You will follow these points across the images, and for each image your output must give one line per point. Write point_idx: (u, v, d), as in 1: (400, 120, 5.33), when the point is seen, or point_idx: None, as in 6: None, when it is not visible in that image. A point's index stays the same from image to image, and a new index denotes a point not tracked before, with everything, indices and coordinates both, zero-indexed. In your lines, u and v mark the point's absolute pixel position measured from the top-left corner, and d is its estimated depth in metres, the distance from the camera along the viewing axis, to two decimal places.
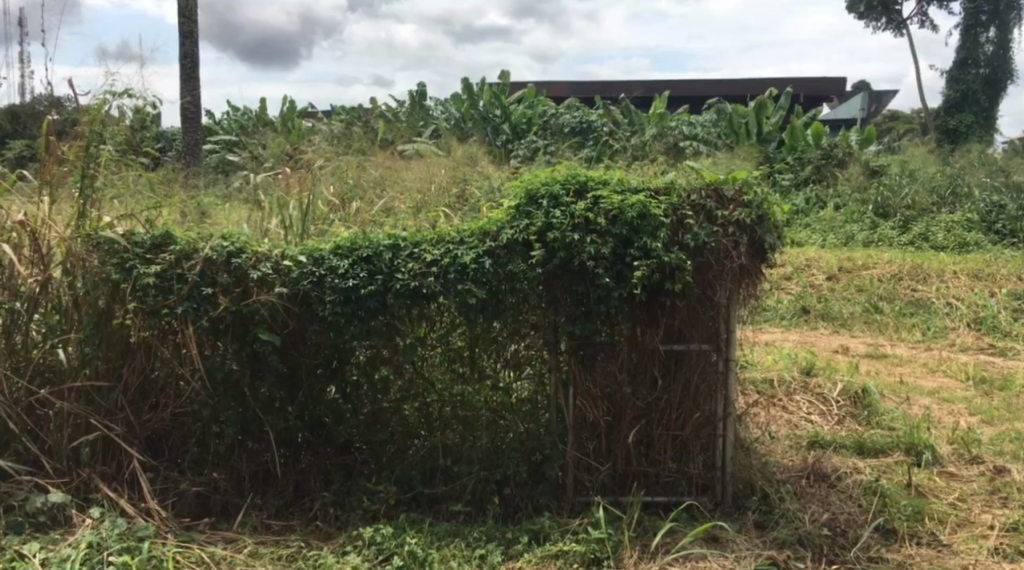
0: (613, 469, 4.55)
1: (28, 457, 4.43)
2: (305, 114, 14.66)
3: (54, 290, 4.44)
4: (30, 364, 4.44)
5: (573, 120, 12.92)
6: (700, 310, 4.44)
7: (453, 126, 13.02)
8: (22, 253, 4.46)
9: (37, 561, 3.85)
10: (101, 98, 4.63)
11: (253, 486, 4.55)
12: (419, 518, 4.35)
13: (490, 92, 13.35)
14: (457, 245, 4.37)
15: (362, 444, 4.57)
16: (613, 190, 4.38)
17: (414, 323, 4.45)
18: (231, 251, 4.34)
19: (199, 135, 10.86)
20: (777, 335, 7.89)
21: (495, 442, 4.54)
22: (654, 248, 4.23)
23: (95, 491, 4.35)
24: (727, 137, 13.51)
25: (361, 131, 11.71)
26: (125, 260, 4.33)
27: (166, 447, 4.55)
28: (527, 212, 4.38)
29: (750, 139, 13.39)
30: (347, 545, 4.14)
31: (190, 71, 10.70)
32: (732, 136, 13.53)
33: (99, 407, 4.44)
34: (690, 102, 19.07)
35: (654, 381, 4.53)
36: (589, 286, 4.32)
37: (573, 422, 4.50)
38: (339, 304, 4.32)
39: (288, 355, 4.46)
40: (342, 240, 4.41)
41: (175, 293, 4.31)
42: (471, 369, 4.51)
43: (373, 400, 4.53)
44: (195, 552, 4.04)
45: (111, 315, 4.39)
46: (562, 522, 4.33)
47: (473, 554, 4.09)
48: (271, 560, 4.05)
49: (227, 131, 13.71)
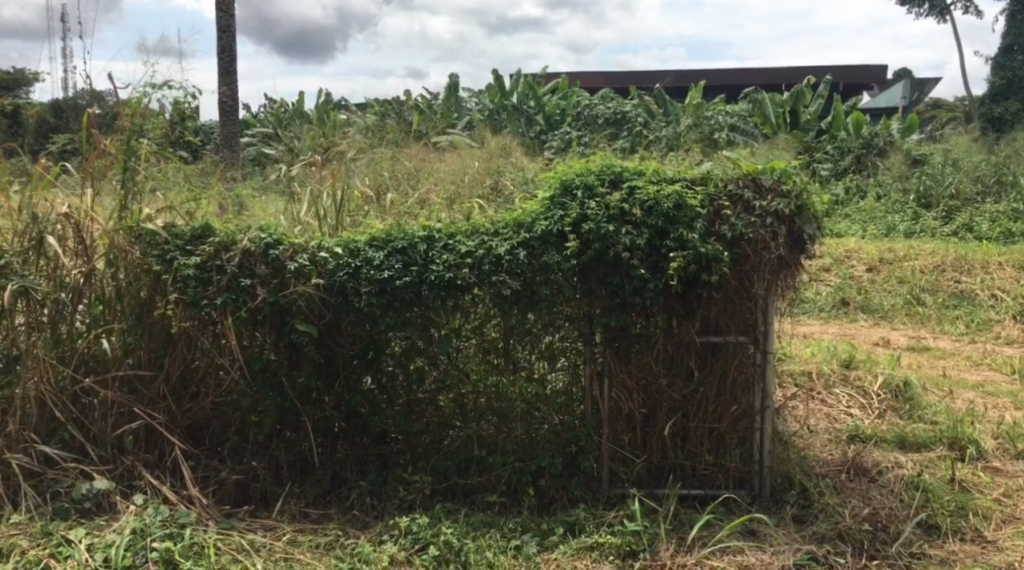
0: (648, 461, 4.53)
1: (73, 445, 4.48)
2: (340, 106, 14.74)
3: (97, 281, 4.50)
4: (74, 354, 4.49)
5: (608, 111, 12.76)
6: (738, 301, 4.40)
7: (487, 117, 13.01)
8: (66, 245, 4.53)
9: (83, 546, 3.90)
10: (141, 91, 4.73)
11: (292, 475, 4.60)
12: (455, 509, 4.38)
13: (525, 84, 13.33)
14: (491, 237, 4.37)
15: (398, 434, 4.60)
16: (649, 181, 4.34)
17: (449, 315, 4.45)
18: (268, 243, 4.37)
19: (237, 129, 10.94)
20: (816, 327, 7.80)
21: (530, 433, 4.55)
22: (690, 239, 4.20)
23: (138, 478, 4.41)
24: (755, 117, 13.14)
25: (397, 123, 11.74)
26: (166, 251, 4.40)
27: (207, 435, 4.59)
28: (562, 203, 4.35)
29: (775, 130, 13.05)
30: (384, 535, 4.17)
31: (229, 65, 10.83)
32: (760, 116, 13.13)
33: (142, 396, 4.50)
34: (726, 91, 18.86)
35: (690, 373, 4.49)
36: (625, 278, 4.31)
37: (608, 414, 4.49)
38: (375, 295, 4.34)
39: (325, 345, 4.49)
40: (378, 232, 4.43)
41: (214, 285, 4.35)
42: (506, 360, 4.51)
43: (409, 391, 4.55)
44: (236, 539, 4.09)
45: (153, 306, 4.44)
46: (598, 513, 4.33)
47: (509, 545, 4.09)
48: (309, 549, 4.09)
49: (264, 124, 13.83)
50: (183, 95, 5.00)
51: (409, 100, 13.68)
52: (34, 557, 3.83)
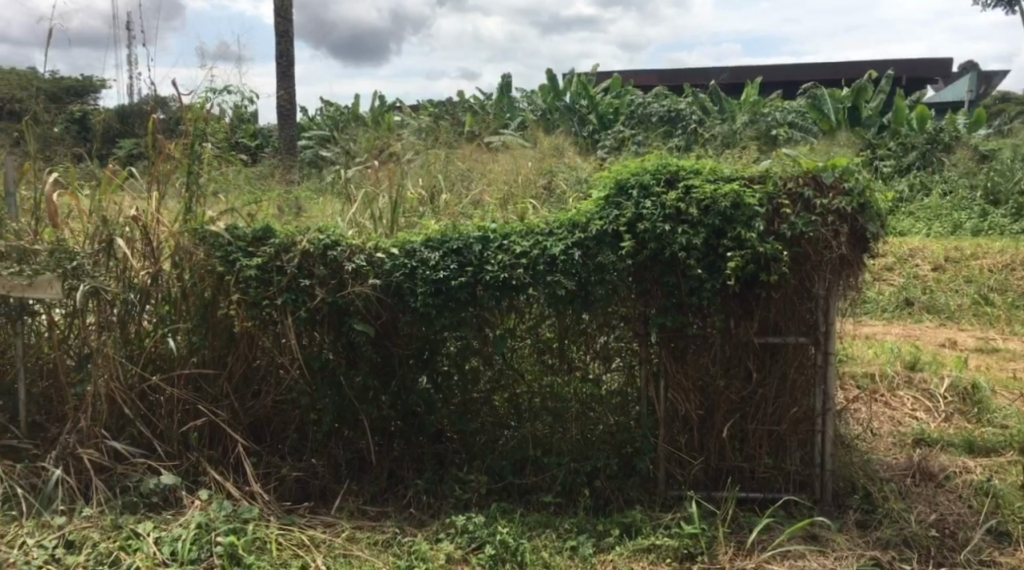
0: (706, 463, 4.48)
1: (141, 441, 4.58)
2: (393, 108, 14.85)
3: (164, 282, 4.59)
4: (142, 352, 4.59)
5: (662, 109, 12.62)
6: (798, 301, 4.34)
7: (539, 118, 12.99)
8: (135, 247, 4.60)
9: (151, 539, 3.99)
10: (202, 97, 4.89)
11: (350, 473, 4.66)
12: (511, 508, 4.39)
13: (579, 83, 13.28)
14: (546, 237, 4.37)
15: (454, 433, 4.63)
16: (706, 179, 4.30)
17: (504, 315, 4.47)
18: (327, 244, 4.44)
19: (294, 132, 11.06)
20: (879, 328, 7.63)
21: (585, 433, 4.54)
22: (748, 238, 4.15)
23: (203, 475, 4.50)
24: (808, 111, 12.79)
25: (450, 124, 11.78)
26: (229, 252, 4.48)
27: (268, 433, 4.67)
28: (617, 203, 4.33)
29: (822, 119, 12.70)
30: (441, 533, 4.20)
31: (287, 70, 11.06)
32: (812, 110, 12.77)
33: (206, 394, 4.59)
34: (783, 87, 18.57)
35: (749, 374, 4.43)
36: (681, 278, 4.27)
37: (664, 415, 4.46)
38: (431, 295, 4.37)
39: (381, 345, 4.54)
40: (433, 233, 4.46)
41: (276, 285, 4.43)
42: (561, 360, 4.52)
43: (464, 390, 4.58)
44: (296, 534, 4.16)
45: (216, 306, 4.53)
46: (654, 515, 4.31)
47: (565, 545, 4.09)
48: (368, 546, 4.14)
49: (319, 127, 14.00)
50: (242, 99, 5.11)
51: (463, 101, 13.74)
52: (105, 550, 3.93)
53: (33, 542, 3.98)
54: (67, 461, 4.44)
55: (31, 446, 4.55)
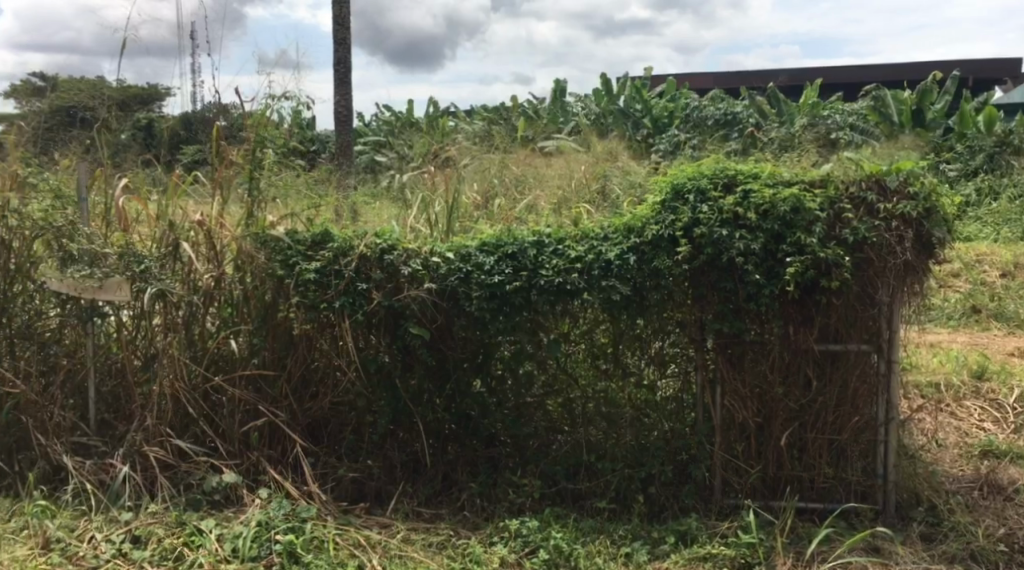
0: (763, 472, 4.43)
1: (204, 440, 4.67)
2: (447, 113, 14.96)
3: (227, 285, 4.67)
4: (206, 353, 4.66)
5: (718, 112, 12.37)
6: (861, 308, 4.27)
7: (593, 122, 12.95)
8: (199, 251, 4.70)
9: (214, 536, 4.07)
10: (263, 104, 5.05)
11: (405, 475, 4.70)
12: (565, 513, 4.38)
13: (633, 87, 13.22)
14: (601, 241, 4.36)
15: (507, 437, 4.64)
16: (765, 183, 4.25)
17: (558, 320, 4.47)
18: (383, 248, 4.48)
19: (350, 137, 11.19)
20: (944, 336, 7.44)
21: (640, 440, 4.52)
22: (808, 243, 4.09)
23: (263, 474, 4.58)
24: (870, 112, 12.56)
25: (504, 129, 11.80)
26: (289, 256, 4.55)
27: (325, 434, 4.73)
28: (673, 207, 4.29)
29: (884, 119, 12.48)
30: (495, 536, 4.21)
31: (344, 77, 11.23)
32: (874, 111, 12.55)
33: (266, 394, 4.65)
34: (844, 89, 18.23)
35: (808, 382, 4.37)
36: (738, 283, 4.22)
37: (721, 422, 4.42)
38: (486, 299, 4.38)
39: (437, 348, 4.57)
40: (489, 237, 4.48)
41: (333, 288, 4.48)
42: (615, 366, 4.50)
43: (517, 395, 4.58)
44: (353, 534, 4.20)
45: (276, 309, 4.61)
46: (710, 524, 4.27)
47: (619, 552, 4.07)
48: (423, 547, 4.17)
49: (374, 133, 14.15)
50: (299, 104, 5.19)
51: (516, 106, 13.77)
52: (169, 545, 4.02)
53: (102, 537, 4.09)
54: (134, 458, 4.56)
55: (100, 443, 4.67)
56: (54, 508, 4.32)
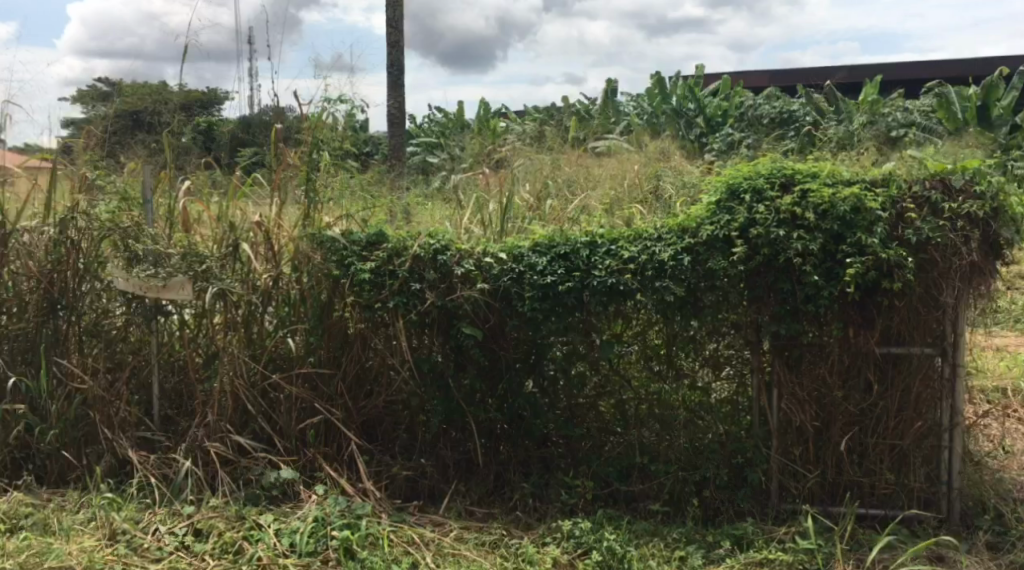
0: (822, 477, 4.35)
1: (262, 436, 4.72)
2: (498, 114, 14.99)
3: (285, 285, 4.75)
4: (264, 352, 4.73)
5: (774, 110, 12.30)
6: (924, 310, 4.18)
7: (646, 121, 12.85)
8: (258, 250, 4.79)
9: (272, 530, 4.15)
10: (320, 107, 5.11)
11: (458, 474, 4.72)
12: (618, 515, 4.36)
13: (685, 86, 13.08)
14: (654, 242, 4.30)
15: (560, 438, 4.63)
16: (824, 182, 4.18)
17: (611, 320, 4.44)
18: (437, 249, 4.49)
19: (402, 138, 11.26)
20: (1011, 339, 7.23)
21: (694, 442, 4.48)
22: (869, 244, 4.01)
23: (319, 470, 4.63)
24: (933, 109, 12.26)
25: (556, 130, 11.78)
26: (344, 256, 4.58)
27: (379, 432, 4.78)
28: (729, 207, 4.24)
29: (948, 115, 12.17)
30: (547, 537, 4.21)
31: (397, 79, 11.33)
32: (938, 107, 12.25)
33: (322, 393, 4.70)
34: (905, 86, 17.82)
35: (869, 385, 4.29)
36: (796, 285, 4.16)
37: (777, 426, 4.36)
38: (538, 299, 4.37)
39: (489, 349, 4.58)
40: (541, 237, 4.47)
41: (387, 288, 4.51)
42: (669, 367, 4.46)
43: (570, 396, 4.57)
44: (407, 532, 4.24)
45: (332, 308, 4.66)
46: (767, 528, 4.21)
47: (673, 555, 4.04)
48: (476, 546, 4.19)
49: (426, 133, 14.24)
50: (354, 107, 5.25)
51: (568, 106, 13.74)
52: (229, 539, 4.09)
53: (165, 530, 4.19)
54: (196, 453, 4.62)
55: (164, 438, 4.76)
56: (120, 501, 4.43)
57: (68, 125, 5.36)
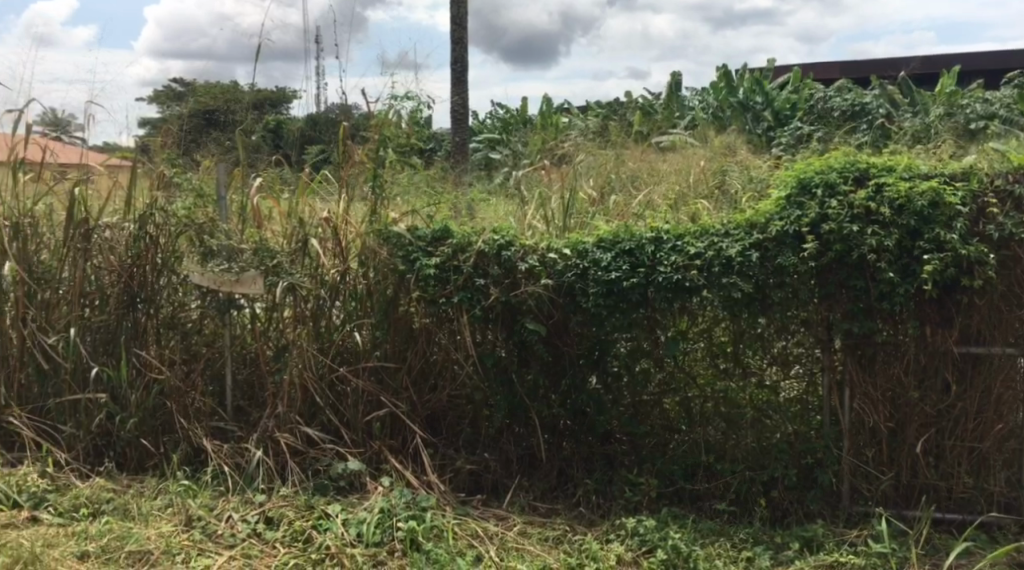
0: (896, 479, 4.25)
1: (330, 428, 4.78)
2: (561, 109, 14.93)
3: (351, 280, 4.80)
4: (331, 345, 4.80)
5: (845, 102, 11.99)
6: (1006, 309, 4.06)
7: (712, 115, 12.65)
8: (327, 246, 4.85)
9: (339, 520, 4.20)
10: (386, 104, 5.16)
11: (521, 469, 4.72)
12: (682, 514, 4.31)
13: (751, 79, 12.85)
14: (722, 237, 4.23)
15: (624, 435, 4.60)
16: (900, 176, 4.06)
17: (676, 317, 4.38)
18: (501, 244, 4.49)
19: (465, 135, 11.27)
20: None
21: (761, 441, 4.38)
22: (948, 240, 3.90)
23: (385, 463, 4.67)
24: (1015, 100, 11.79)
25: (620, 125, 11.67)
26: (410, 252, 4.62)
27: (444, 426, 4.80)
28: (800, 202, 4.15)
29: None
30: (611, 534, 4.19)
31: (461, 75, 11.37)
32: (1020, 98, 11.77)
33: (388, 386, 4.75)
34: (984, 76, 17.20)
35: (946, 386, 4.18)
36: (870, 282, 4.05)
37: (849, 426, 4.27)
38: (603, 296, 4.34)
39: (553, 344, 4.57)
40: (606, 233, 4.43)
41: (452, 284, 4.54)
42: (735, 364, 4.39)
43: (634, 392, 4.53)
44: (471, 525, 4.26)
45: (397, 303, 4.70)
46: (837, 531, 4.13)
47: (740, 555, 3.97)
48: (540, 541, 4.18)
49: (489, 129, 14.24)
50: (420, 104, 5.29)
51: (632, 101, 13.62)
52: (298, 528, 4.17)
53: (238, 517, 4.28)
54: (266, 443, 4.71)
55: (237, 428, 4.86)
56: (195, 488, 4.55)
57: (144, 124, 5.51)
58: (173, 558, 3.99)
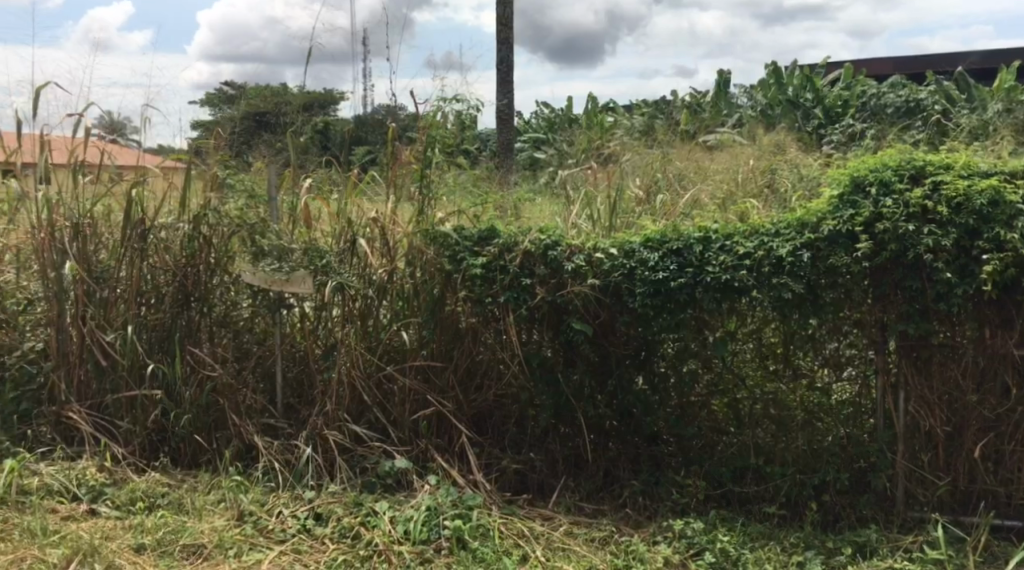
0: (953, 484, 4.17)
1: (377, 426, 4.81)
2: (606, 108, 14.85)
3: (398, 279, 4.84)
4: (380, 344, 4.83)
5: (899, 99, 11.73)
6: None
7: (760, 113, 12.48)
8: (374, 246, 4.90)
9: (387, 517, 4.23)
10: (434, 105, 5.17)
11: (567, 469, 4.70)
12: (731, 516, 4.26)
13: (802, 76, 12.63)
14: (772, 237, 4.16)
15: (671, 436, 4.56)
16: (959, 175, 3.98)
17: (725, 317, 4.32)
18: (548, 244, 4.47)
19: (511, 135, 11.27)
20: None
21: (812, 444, 4.31)
22: (1009, 239, 3.82)
23: (431, 461, 4.69)
24: None
25: (667, 124, 11.56)
26: (457, 252, 4.62)
27: (490, 425, 4.80)
28: (853, 201, 4.07)
29: None
30: (658, 535, 4.16)
31: (507, 76, 11.37)
32: None
33: (434, 385, 4.76)
34: None
35: (1006, 389, 4.08)
36: (926, 282, 3.97)
37: (904, 430, 4.19)
38: (650, 296, 4.30)
39: (600, 344, 4.55)
40: (653, 232, 4.38)
41: (499, 284, 4.53)
42: (786, 366, 4.32)
43: (681, 394, 4.48)
44: (518, 524, 4.25)
45: (444, 302, 4.71)
46: (891, 536, 4.05)
47: (790, 560, 3.92)
48: (586, 542, 4.16)
49: (534, 128, 14.22)
50: (468, 107, 5.29)
51: (678, 99, 13.49)
52: (346, 525, 4.20)
53: (289, 513, 4.34)
54: (315, 440, 4.75)
55: (286, 425, 4.92)
56: (247, 484, 4.60)
57: (197, 126, 5.59)
58: (225, 552, 4.05)
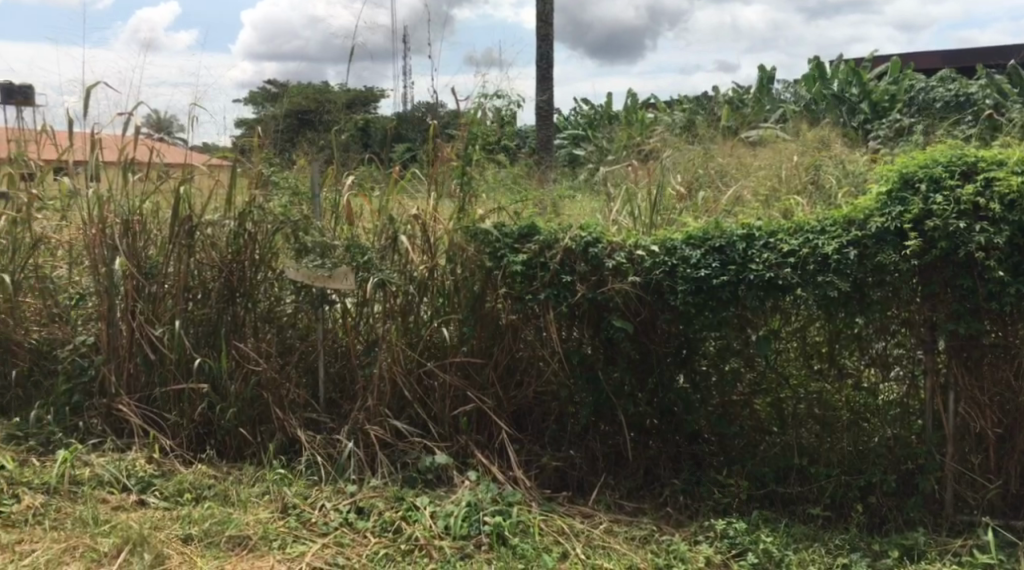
0: (1004, 488, 4.09)
1: (418, 422, 4.84)
2: (647, 104, 14.74)
3: (439, 276, 4.86)
4: (420, 340, 4.84)
5: (948, 93, 11.48)
6: None
7: (804, 108, 12.30)
8: (415, 243, 4.92)
9: (428, 512, 4.25)
10: (474, 102, 5.18)
11: (607, 467, 4.68)
12: (774, 517, 4.21)
13: (847, 71, 12.42)
14: (817, 235, 4.10)
15: (713, 435, 4.52)
16: (1012, 171, 3.89)
17: (769, 316, 4.26)
18: (588, 241, 4.45)
19: (550, 132, 11.23)
20: None
21: (858, 445, 4.28)
22: None
23: (471, 457, 4.70)
24: None
25: (708, 120, 11.45)
26: (497, 248, 4.63)
27: (530, 422, 4.80)
28: (902, 197, 3.99)
29: None
30: (700, 535, 4.12)
31: (547, 73, 11.35)
32: None
33: (475, 381, 4.77)
34: None
35: None
36: (977, 281, 3.90)
37: (954, 432, 4.11)
38: (692, 294, 4.26)
39: (641, 342, 4.52)
40: (695, 229, 4.34)
41: (540, 281, 4.54)
42: (831, 365, 4.26)
43: (723, 392, 4.44)
44: (558, 521, 4.25)
45: (484, 299, 4.72)
46: (940, 540, 3.99)
47: (835, 562, 3.86)
48: (626, 540, 4.14)
49: (574, 124, 14.16)
50: (508, 103, 5.29)
51: (720, 94, 13.34)
52: (388, 519, 4.23)
53: (331, 506, 4.38)
54: (357, 435, 4.79)
55: (329, 420, 4.97)
56: (291, 477, 4.65)
57: (241, 124, 5.65)
58: (270, 544, 4.10)
